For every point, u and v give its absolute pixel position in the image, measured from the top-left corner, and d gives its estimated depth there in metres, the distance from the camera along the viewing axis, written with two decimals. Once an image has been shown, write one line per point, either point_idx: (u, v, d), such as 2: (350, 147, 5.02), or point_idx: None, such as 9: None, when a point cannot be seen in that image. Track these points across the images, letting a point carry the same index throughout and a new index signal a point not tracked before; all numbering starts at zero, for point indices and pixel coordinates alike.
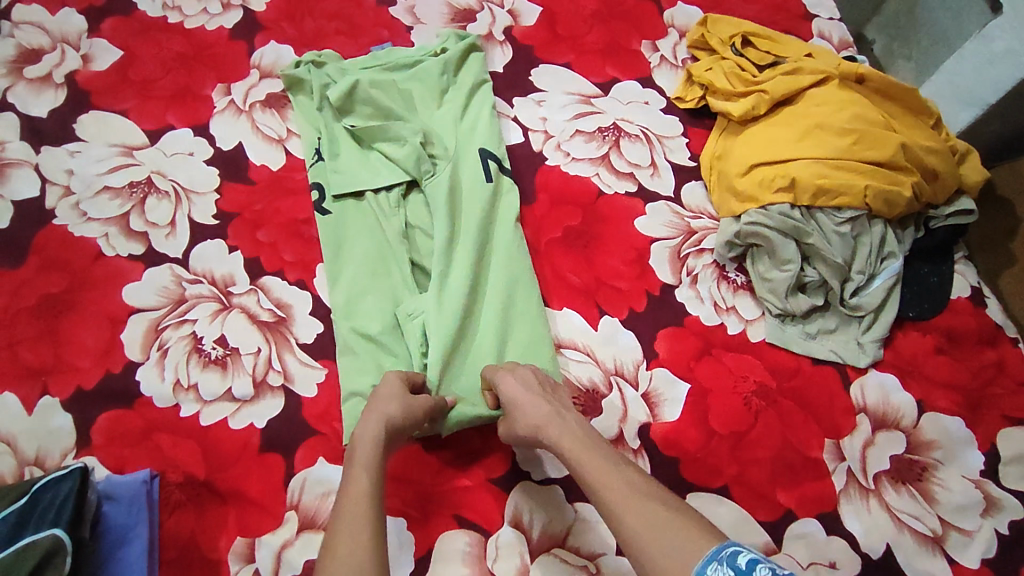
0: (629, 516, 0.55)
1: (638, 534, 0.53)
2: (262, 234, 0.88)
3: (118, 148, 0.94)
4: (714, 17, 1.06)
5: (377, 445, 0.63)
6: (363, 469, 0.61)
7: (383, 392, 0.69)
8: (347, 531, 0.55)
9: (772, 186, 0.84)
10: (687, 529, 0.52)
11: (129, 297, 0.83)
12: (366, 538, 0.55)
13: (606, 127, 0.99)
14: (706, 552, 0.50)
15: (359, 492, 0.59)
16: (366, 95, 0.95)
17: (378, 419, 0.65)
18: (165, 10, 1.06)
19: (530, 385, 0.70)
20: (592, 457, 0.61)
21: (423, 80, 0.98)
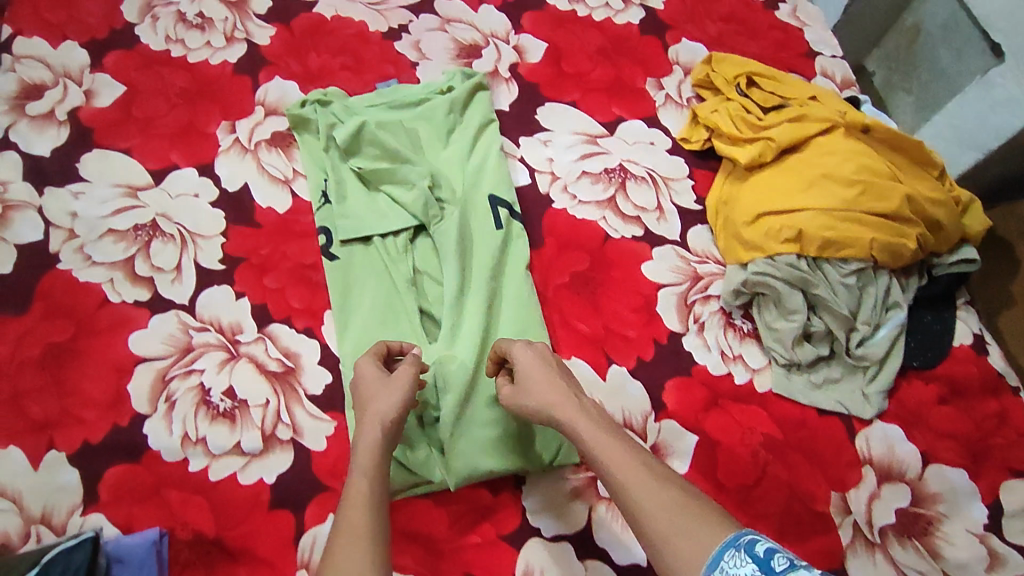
0: (646, 499, 0.57)
1: (656, 516, 0.56)
2: (269, 279, 0.88)
3: (121, 189, 0.93)
4: (720, 55, 1.06)
5: (377, 451, 0.65)
6: (365, 475, 0.63)
7: (372, 391, 0.71)
8: (350, 537, 0.57)
9: (778, 236, 0.84)
10: (704, 516, 0.55)
11: (135, 346, 0.83)
12: (367, 539, 0.57)
13: (612, 168, 0.99)
14: (724, 539, 0.52)
15: (360, 498, 0.61)
16: (372, 136, 0.94)
17: (376, 425, 0.67)
18: (168, 44, 1.05)
19: (546, 363, 0.71)
20: (607, 438, 0.63)
21: (430, 120, 0.98)
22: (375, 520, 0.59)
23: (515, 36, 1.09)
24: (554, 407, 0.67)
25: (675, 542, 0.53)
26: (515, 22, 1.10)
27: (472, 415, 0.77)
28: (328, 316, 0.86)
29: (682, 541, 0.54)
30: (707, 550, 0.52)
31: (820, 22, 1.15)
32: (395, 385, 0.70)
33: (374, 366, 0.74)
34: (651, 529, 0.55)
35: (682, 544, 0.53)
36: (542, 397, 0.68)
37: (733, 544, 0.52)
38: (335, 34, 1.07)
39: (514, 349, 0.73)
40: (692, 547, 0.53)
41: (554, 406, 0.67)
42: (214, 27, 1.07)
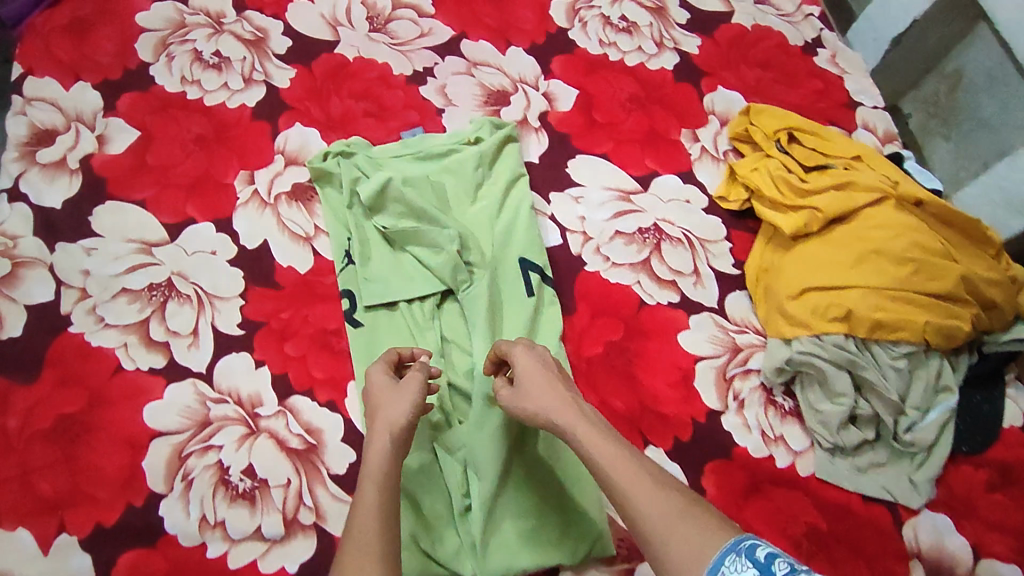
0: (646, 503, 0.56)
1: (657, 523, 0.55)
2: (289, 346, 0.84)
3: (135, 245, 0.88)
4: (759, 106, 1.01)
5: (387, 460, 0.63)
6: (374, 484, 0.61)
7: (381, 397, 0.70)
8: (360, 552, 0.56)
9: (826, 314, 0.81)
10: (705, 523, 0.54)
11: (150, 419, 0.79)
12: (377, 554, 0.56)
13: (647, 227, 0.95)
14: (725, 545, 0.52)
15: (370, 506, 0.59)
16: (397, 193, 0.90)
17: (385, 433, 0.65)
18: (183, 84, 1.00)
19: (545, 365, 0.70)
20: (605, 440, 0.61)
21: (457, 173, 0.93)
22: (383, 528, 0.58)
23: (545, 82, 1.04)
24: (553, 409, 0.65)
25: (677, 550, 0.53)
26: (545, 67, 1.06)
27: (510, 500, 0.75)
28: (353, 388, 0.83)
29: (687, 555, 0.52)
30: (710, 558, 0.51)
31: (859, 70, 1.11)
32: (406, 392, 0.69)
33: (385, 375, 0.72)
34: (653, 535, 0.54)
35: (685, 553, 0.52)
36: (540, 399, 0.66)
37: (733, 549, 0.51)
38: (357, 77, 1.03)
39: (514, 351, 0.72)
40: (694, 554, 0.52)
41: (553, 409, 0.65)
42: (231, 67, 1.02)
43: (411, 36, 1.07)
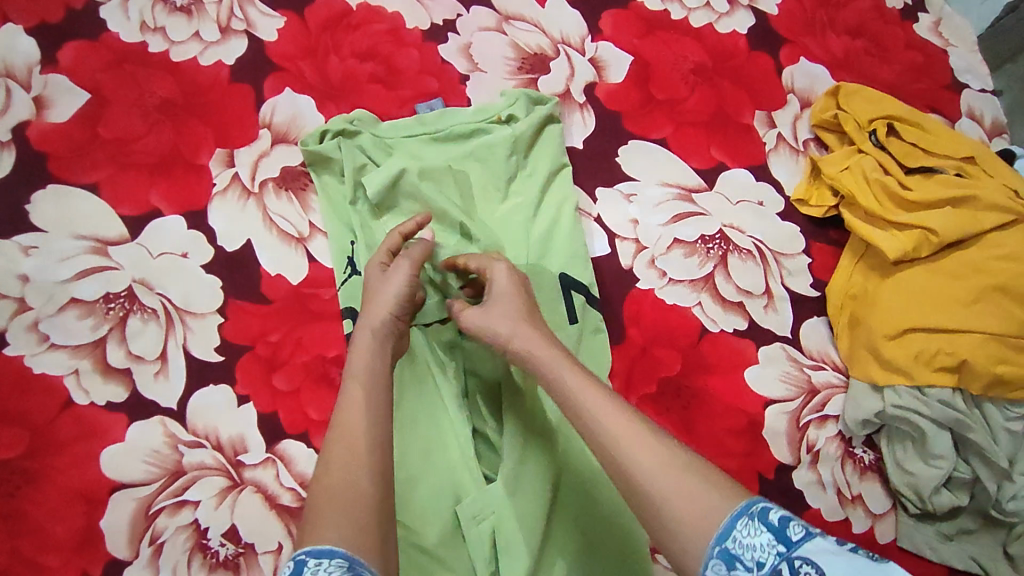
0: (639, 448, 0.45)
1: (650, 474, 0.44)
2: (279, 379, 0.69)
3: (87, 243, 0.71)
4: (852, 87, 0.84)
5: (373, 358, 0.55)
6: (359, 383, 0.53)
7: (369, 287, 0.62)
8: (344, 448, 0.49)
9: (931, 361, 0.68)
10: (710, 476, 0.44)
11: (109, 467, 0.64)
12: (365, 448, 0.49)
13: (711, 235, 0.78)
14: (735, 506, 0.42)
15: (357, 406, 0.51)
16: (415, 189, 0.73)
17: (366, 329, 0.57)
18: (144, 33, 0.80)
19: (518, 289, 0.59)
20: (586, 375, 0.51)
21: (485, 163, 0.76)
22: (374, 432, 0.50)
23: (592, 45, 0.86)
24: (527, 336, 0.54)
25: (676, 504, 0.42)
26: (593, 25, 0.87)
27: (549, 568, 0.63)
28: None
29: (691, 513, 0.42)
30: (716, 519, 0.41)
31: (966, 42, 0.94)
32: (391, 281, 0.60)
33: (379, 264, 0.63)
34: (645, 483, 0.44)
35: (686, 509, 0.42)
36: (510, 319, 0.56)
37: (745, 512, 0.41)
38: (361, 30, 0.83)
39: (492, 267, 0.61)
40: (697, 510, 0.42)
41: (523, 332, 0.55)
42: (204, 12, 0.82)
43: None
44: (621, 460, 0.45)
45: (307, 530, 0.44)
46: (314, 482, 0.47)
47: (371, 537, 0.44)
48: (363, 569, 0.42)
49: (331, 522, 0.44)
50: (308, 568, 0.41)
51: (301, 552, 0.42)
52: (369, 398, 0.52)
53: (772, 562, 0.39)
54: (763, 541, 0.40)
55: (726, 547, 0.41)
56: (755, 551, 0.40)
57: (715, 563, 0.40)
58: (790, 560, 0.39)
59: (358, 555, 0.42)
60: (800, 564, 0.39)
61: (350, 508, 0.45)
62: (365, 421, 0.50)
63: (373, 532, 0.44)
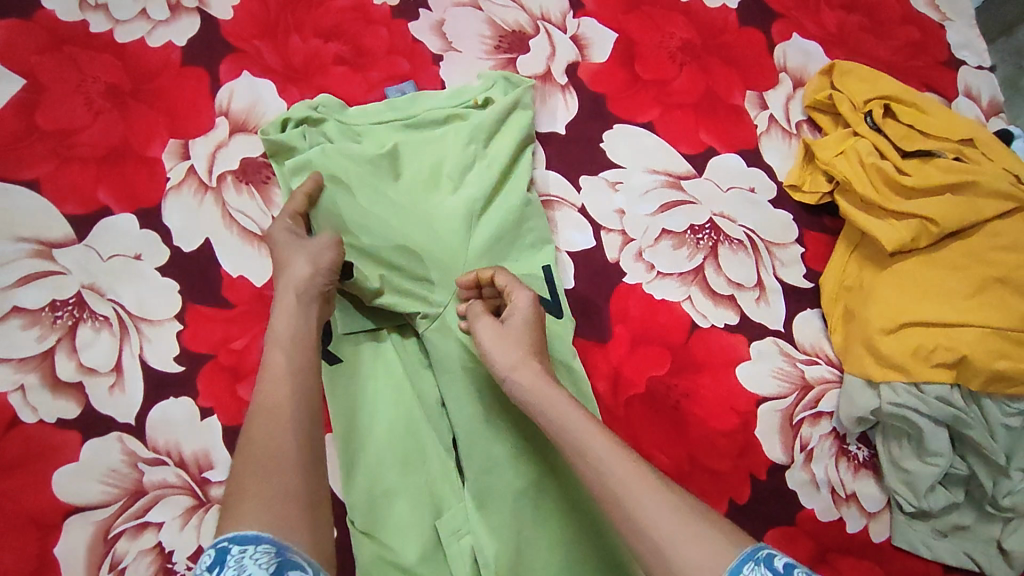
0: (640, 488, 0.43)
1: (659, 518, 0.41)
2: (245, 389, 0.65)
3: (28, 245, 0.65)
4: (846, 66, 0.80)
5: (296, 321, 0.54)
6: (280, 348, 0.52)
7: (285, 253, 0.59)
8: (268, 416, 0.47)
9: (929, 357, 0.65)
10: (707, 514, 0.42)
11: (62, 490, 0.60)
12: (287, 414, 0.47)
13: (701, 225, 0.75)
14: (742, 550, 0.39)
15: (280, 375, 0.50)
16: (362, 177, 0.66)
17: (290, 290, 0.56)
18: (84, 11, 0.73)
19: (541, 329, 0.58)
20: (583, 412, 0.49)
21: (439, 156, 0.69)
22: (297, 406, 0.48)
23: (574, 21, 0.80)
24: (531, 374, 0.53)
25: (688, 552, 0.39)
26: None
27: None
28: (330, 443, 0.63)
29: (689, 543, 0.40)
30: (719, 557, 0.39)
31: (964, 15, 0.90)
32: (314, 248, 0.59)
33: (289, 228, 0.61)
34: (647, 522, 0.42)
35: (695, 553, 0.39)
36: (520, 351, 0.54)
37: (751, 556, 0.38)
38: (324, 6, 0.77)
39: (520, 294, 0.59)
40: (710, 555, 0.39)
41: (527, 366, 0.53)
42: None
43: None
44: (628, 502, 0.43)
45: (228, 513, 0.42)
46: (238, 452, 0.46)
47: (294, 510, 0.43)
48: (291, 553, 0.40)
49: (255, 501, 0.42)
50: (232, 556, 0.39)
51: (223, 539, 0.41)
52: (293, 365, 0.51)
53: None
54: None
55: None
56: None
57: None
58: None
59: (285, 541, 0.41)
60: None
61: (274, 478, 0.44)
62: (289, 389, 0.49)
63: (298, 506, 0.43)
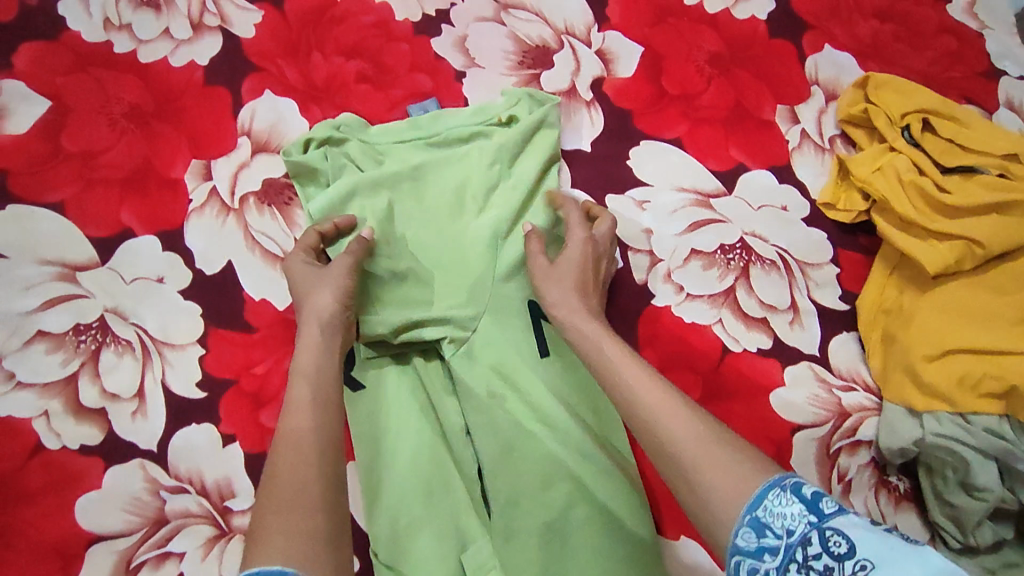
0: (659, 421, 0.45)
1: (680, 447, 0.43)
2: (267, 416, 0.64)
3: (53, 268, 0.65)
4: (882, 77, 0.77)
5: (322, 354, 0.53)
6: (305, 380, 0.51)
7: (304, 286, 0.58)
8: (293, 450, 0.46)
9: (975, 386, 0.62)
10: (748, 454, 0.43)
11: (85, 518, 0.59)
12: (312, 447, 0.46)
13: (732, 244, 0.72)
14: (767, 478, 0.40)
15: (305, 408, 0.49)
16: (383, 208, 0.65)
17: (314, 322, 0.55)
18: (108, 31, 0.72)
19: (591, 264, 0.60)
20: (625, 346, 0.51)
21: (463, 176, 0.68)
22: (322, 442, 0.47)
23: (599, 35, 0.79)
24: (573, 307, 0.56)
25: (713, 472, 0.41)
26: (600, 13, 0.80)
27: None
28: (351, 471, 0.63)
29: (723, 477, 0.41)
30: (748, 488, 0.40)
31: (1004, 23, 0.86)
32: (335, 278, 0.58)
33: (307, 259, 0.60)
34: (675, 453, 0.43)
35: (726, 481, 0.41)
36: (568, 285, 0.58)
37: (778, 484, 0.40)
38: (346, 23, 0.76)
39: (575, 230, 0.62)
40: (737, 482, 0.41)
41: (571, 300, 0.56)
42: (174, 6, 0.74)
43: None
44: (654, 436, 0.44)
45: (254, 545, 0.41)
46: (262, 487, 0.45)
47: (318, 550, 0.42)
48: None
49: (282, 535, 0.41)
50: None
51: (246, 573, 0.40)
52: (318, 398, 0.50)
53: (802, 529, 0.38)
54: (794, 511, 0.38)
55: (756, 515, 0.39)
56: (785, 518, 0.38)
57: (744, 531, 0.39)
58: (821, 531, 0.37)
59: None
60: (832, 534, 0.37)
61: (297, 515, 0.43)
62: (313, 421, 0.48)
63: (323, 546, 0.42)
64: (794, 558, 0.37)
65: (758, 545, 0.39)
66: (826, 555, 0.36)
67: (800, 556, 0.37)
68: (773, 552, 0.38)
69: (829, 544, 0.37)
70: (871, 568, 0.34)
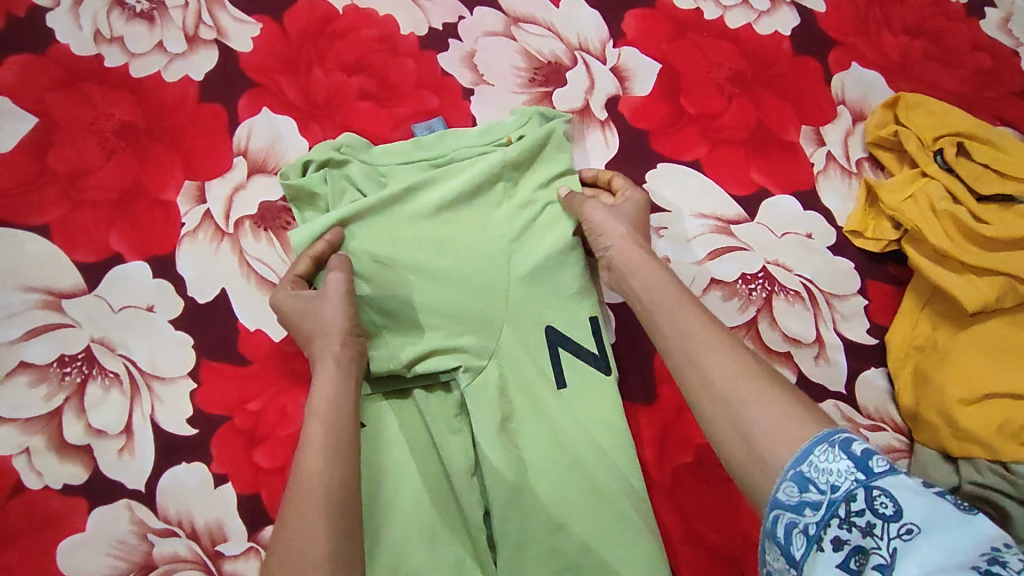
0: (715, 355, 0.46)
1: (730, 380, 0.45)
2: (261, 454, 0.61)
3: (37, 296, 0.61)
4: (913, 98, 0.73)
5: (338, 387, 0.51)
6: (320, 419, 0.48)
7: (302, 314, 0.57)
8: (302, 498, 0.44)
9: (1016, 434, 0.58)
10: (805, 410, 0.42)
11: (67, 564, 0.56)
12: (322, 495, 0.44)
13: (754, 274, 0.69)
14: (815, 434, 0.40)
15: (320, 446, 0.47)
16: (384, 233, 0.61)
17: (330, 352, 0.53)
18: (98, 44, 0.69)
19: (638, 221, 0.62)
20: (678, 291, 0.52)
21: (473, 189, 0.63)
22: (333, 486, 0.45)
23: (613, 51, 0.75)
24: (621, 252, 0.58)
25: (758, 414, 0.42)
26: (615, 28, 0.76)
27: None
28: None
29: (768, 423, 0.42)
30: (795, 443, 0.40)
31: None
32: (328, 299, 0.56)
33: (297, 292, 0.58)
34: (717, 384, 0.45)
35: (773, 426, 0.41)
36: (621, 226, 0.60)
37: (826, 438, 0.39)
38: (349, 37, 0.73)
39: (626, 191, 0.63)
40: (785, 423, 0.41)
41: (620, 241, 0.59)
42: (168, 18, 0.71)
43: None
44: (704, 367, 0.46)
45: None
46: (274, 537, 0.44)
47: None
48: None
49: None
50: None
51: None
52: (332, 437, 0.48)
53: (847, 486, 0.37)
54: (841, 467, 0.38)
55: (800, 469, 0.39)
56: (831, 475, 0.38)
57: (786, 485, 0.39)
58: (867, 489, 0.36)
59: None
60: (879, 494, 0.36)
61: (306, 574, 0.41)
62: (326, 463, 0.46)
63: None
64: (836, 514, 0.36)
65: (800, 499, 0.38)
66: (870, 512, 0.35)
67: (842, 512, 0.36)
68: (814, 507, 0.38)
69: (874, 504, 0.36)
70: (918, 531, 0.34)
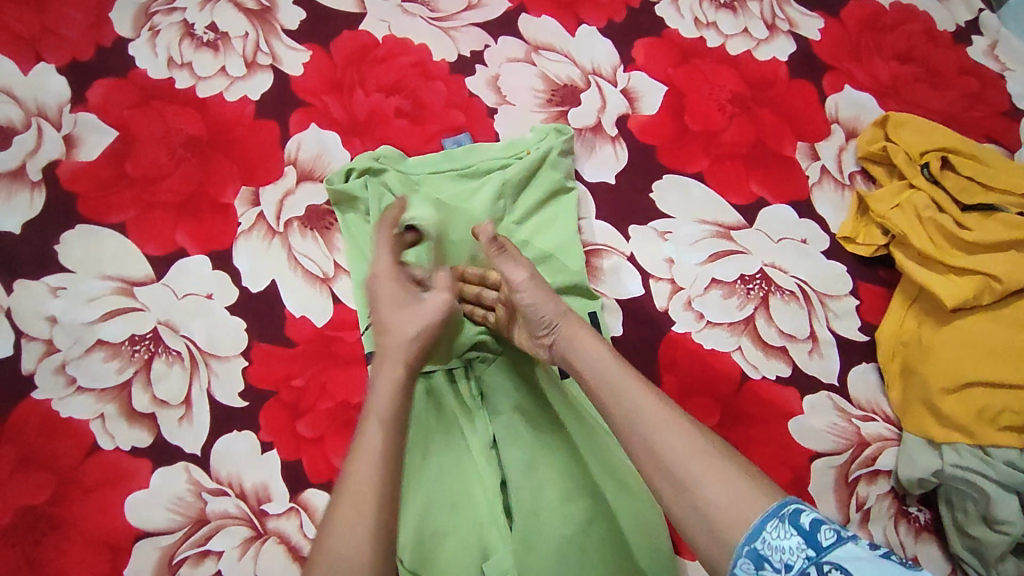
0: (675, 435, 0.46)
1: (685, 458, 0.45)
2: (303, 426, 0.68)
3: (113, 283, 0.70)
4: (901, 117, 0.79)
5: (398, 394, 0.52)
6: (377, 422, 0.50)
7: (392, 305, 0.57)
8: (355, 503, 0.46)
9: (992, 419, 0.64)
10: (751, 476, 0.45)
11: (133, 516, 0.64)
12: (376, 495, 0.46)
13: (752, 275, 0.75)
14: (767, 507, 0.42)
15: (376, 454, 0.48)
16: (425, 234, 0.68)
17: (400, 360, 0.54)
18: (171, 69, 0.79)
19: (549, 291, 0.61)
20: (630, 370, 0.51)
21: (491, 199, 0.71)
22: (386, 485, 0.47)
23: (623, 75, 0.83)
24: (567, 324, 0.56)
25: (709, 490, 0.44)
26: (625, 54, 0.84)
27: None
28: None
29: (721, 502, 0.43)
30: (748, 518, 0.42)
31: None
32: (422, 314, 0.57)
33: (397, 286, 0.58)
34: (674, 464, 0.45)
35: (719, 496, 0.43)
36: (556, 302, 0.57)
37: (775, 513, 0.42)
38: (387, 63, 0.82)
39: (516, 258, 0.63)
40: (736, 501, 0.43)
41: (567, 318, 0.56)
42: (231, 46, 0.81)
43: (457, 8, 0.84)
44: (658, 446, 0.46)
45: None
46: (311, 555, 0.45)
47: None
48: None
49: None
50: None
51: None
52: (387, 442, 0.48)
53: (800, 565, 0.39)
54: (792, 544, 0.40)
55: (753, 547, 0.41)
56: (784, 553, 0.40)
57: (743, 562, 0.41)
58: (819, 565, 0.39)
59: None
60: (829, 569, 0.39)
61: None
62: (381, 474, 0.47)
63: None
64: None
65: None
66: None
67: None
68: None
69: None
70: None
